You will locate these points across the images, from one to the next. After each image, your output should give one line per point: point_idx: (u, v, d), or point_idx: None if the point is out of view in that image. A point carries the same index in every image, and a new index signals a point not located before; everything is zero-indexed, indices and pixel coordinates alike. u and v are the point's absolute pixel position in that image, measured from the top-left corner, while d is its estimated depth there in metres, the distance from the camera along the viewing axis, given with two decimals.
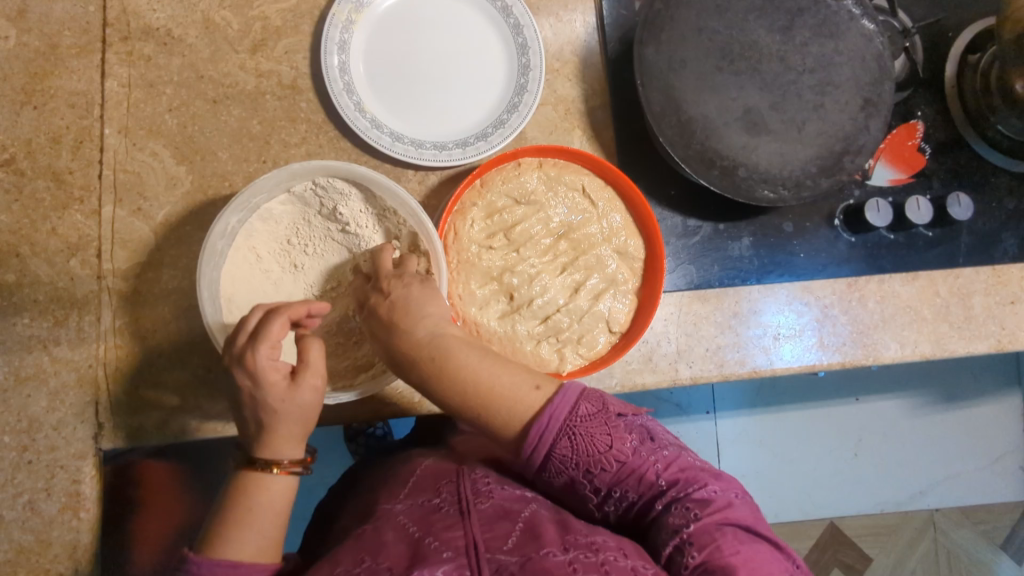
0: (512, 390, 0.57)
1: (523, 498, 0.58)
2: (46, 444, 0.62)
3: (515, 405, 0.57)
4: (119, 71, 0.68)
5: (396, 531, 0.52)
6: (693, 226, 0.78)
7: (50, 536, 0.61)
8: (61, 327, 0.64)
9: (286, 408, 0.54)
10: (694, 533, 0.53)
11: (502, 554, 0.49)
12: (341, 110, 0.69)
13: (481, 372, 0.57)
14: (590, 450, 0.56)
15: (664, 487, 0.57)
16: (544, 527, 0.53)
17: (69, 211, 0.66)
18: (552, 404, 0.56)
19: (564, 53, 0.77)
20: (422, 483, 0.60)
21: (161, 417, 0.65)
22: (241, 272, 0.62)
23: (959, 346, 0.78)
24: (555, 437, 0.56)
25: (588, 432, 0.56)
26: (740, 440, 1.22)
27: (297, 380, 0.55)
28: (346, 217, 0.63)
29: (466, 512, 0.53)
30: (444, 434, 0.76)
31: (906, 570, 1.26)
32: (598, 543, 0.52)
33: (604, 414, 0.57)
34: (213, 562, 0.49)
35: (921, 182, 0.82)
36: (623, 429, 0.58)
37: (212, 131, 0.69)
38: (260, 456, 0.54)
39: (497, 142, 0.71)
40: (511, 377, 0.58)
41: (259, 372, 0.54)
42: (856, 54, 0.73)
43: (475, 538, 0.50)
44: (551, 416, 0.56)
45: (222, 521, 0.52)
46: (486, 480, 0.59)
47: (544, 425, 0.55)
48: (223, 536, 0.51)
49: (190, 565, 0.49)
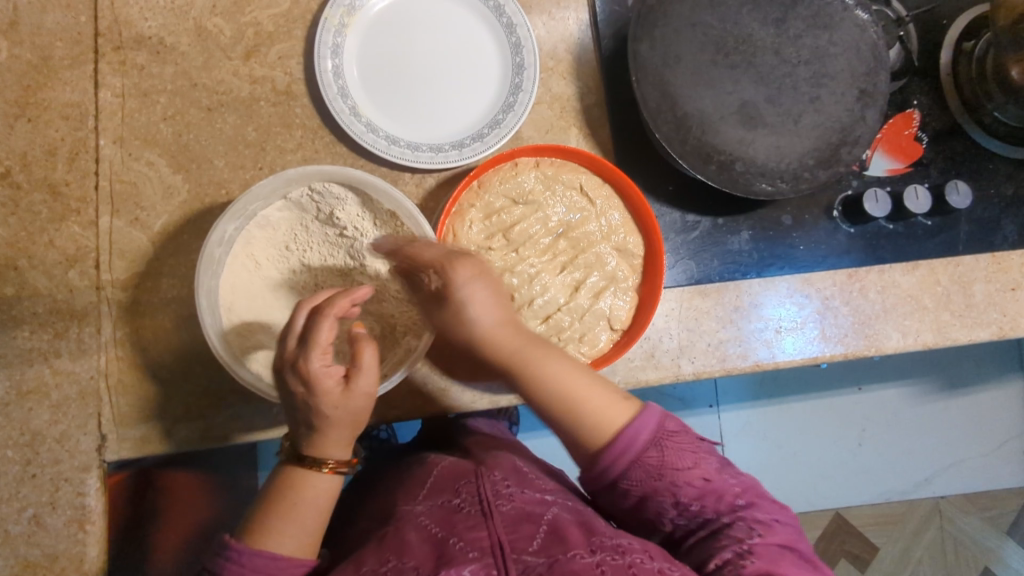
0: (595, 400, 0.57)
1: (544, 502, 0.57)
2: (49, 457, 0.62)
3: (596, 415, 0.56)
4: (112, 82, 0.68)
5: (418, 531, 0.52)
6: (692, 221, 0.78)
7: (56, 550, 0.61)
8: (61, 339, 0.63)
9: (340, 415, 0.53)
10: (758, 546, 0.55)
11: (529, 555, 0.49)
12: (336, 115, 0.68)
13: (561, 376, 0.57)
14: (677, 463, 0.57)
15: (738, 506, 0.58)
16: (568, 529, 0.53)
17: (66, 224, 0.65)
18: (643, 415, 0.57)
19: (558, 52, 0.76)
20: (440, 484, 0.59)
21: (164, 427, 0.65)
22: (241, 280, 0.62)
23: (962, 334, 0.77)
24: (644, 447, 0.56)
25: (677, 446, 0.57)
26: (745, 432, 1.23)
27: (350, 384, 0.53)
28: (343, 222, 0.63)
29: (489, 513, 0.53)
30: (457, 438, 0.76)
31: (913, 558, 1.25)
32: (624, 545, 0.52)
33: (689, 434, 0.59)
34: (253, 552, 0.52)
35: (918, 171, 0.82)
36: (706, 451, 0.59)
37: (208, 139, 0.69)
38: (305, 453, 0.55)
39: (493, 142, 0.71)
40: (601, 393, 0.57)
41: (311, 373, 0.52)
42: (850, 44, 0.73)
43: (501, 539, 0.50)
44: (643, 427, 0.56)
45: (265, 511, 0.54)
46: (506, 482, 0.58)
47: (636, 435, 0.56)
48: (266, 528, 0.53)
49: (230, 551, 0.51)
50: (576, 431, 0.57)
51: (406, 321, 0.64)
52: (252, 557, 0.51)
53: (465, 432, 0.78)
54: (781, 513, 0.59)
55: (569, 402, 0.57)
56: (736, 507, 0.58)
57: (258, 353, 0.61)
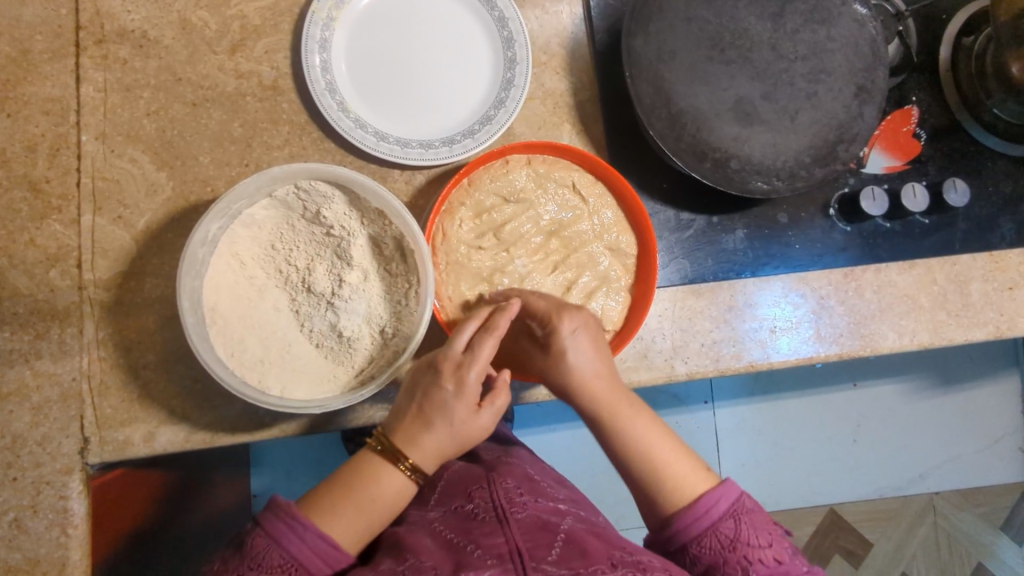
0: (678, 467, 0.59)
1: (558, 512, 0.57)
2: (30, 460, 0.61)
3: (676, 477, 0.59)
4: (94, 76, 0.66)
5: (433, 538, 0.53)
6: (686, 220, 0.77)
7: (38, 554, 0.60)
8: (42, 340, 0.62)
9: (459, 429, 0.57)
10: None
11: (548, 564, 0.48)
12: (324, 111, 0.67)
13: (649, 436, 0.60)
14: (753, 540, 0.55)
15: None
16: (586, 541, 0.52)
17: (47, 221, 0.64)
18: (725, 486, 0.57)
19: (551, 46, 0.75)
20: (452, 489, 0.60)
21: (148, 429, 0.64)
22: (226, 280, 0.61)
23: (958, 333, 0.77)
24: (721, 516, 0.56)
25: (754, 522, 0.56)
26: (740, 429, 1.22)
27: (480, 407, 0.57)
28: (330, 221, 0.61)
29: (505, 520, 0.52)
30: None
31: (907, 554, 1.25)
32: (645, 563, 0.51)
33: (766, 515, 0.57)
34: (317, 534, 0.53)
35: (916, 169, 0.80)
36: (781, 535, 0.57)
37: (192, 135, 0.68)
38: (399, 449, 0.56)
39: (484, 138, 0.70)
40: (683, 460, 0.60)
41: (465, 385, 0.56)
42: (849, 40, 0.72)
43: (518, 545, 0.49)
44: (723, 496, 0.57)
45: (339, 494, 0.56)
46: (519, 491, 0.58)
47: (715, 502, 0.56)
48: (336, 510, 0.55)
49: (299, 525, 0.53)
50: (652, 492, 0.59)
51: (393, 322, 0.62)
52: (316, 539, 0.53)
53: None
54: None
55: (651, 462, 0.59)
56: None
57: (241, 353, 0.59)
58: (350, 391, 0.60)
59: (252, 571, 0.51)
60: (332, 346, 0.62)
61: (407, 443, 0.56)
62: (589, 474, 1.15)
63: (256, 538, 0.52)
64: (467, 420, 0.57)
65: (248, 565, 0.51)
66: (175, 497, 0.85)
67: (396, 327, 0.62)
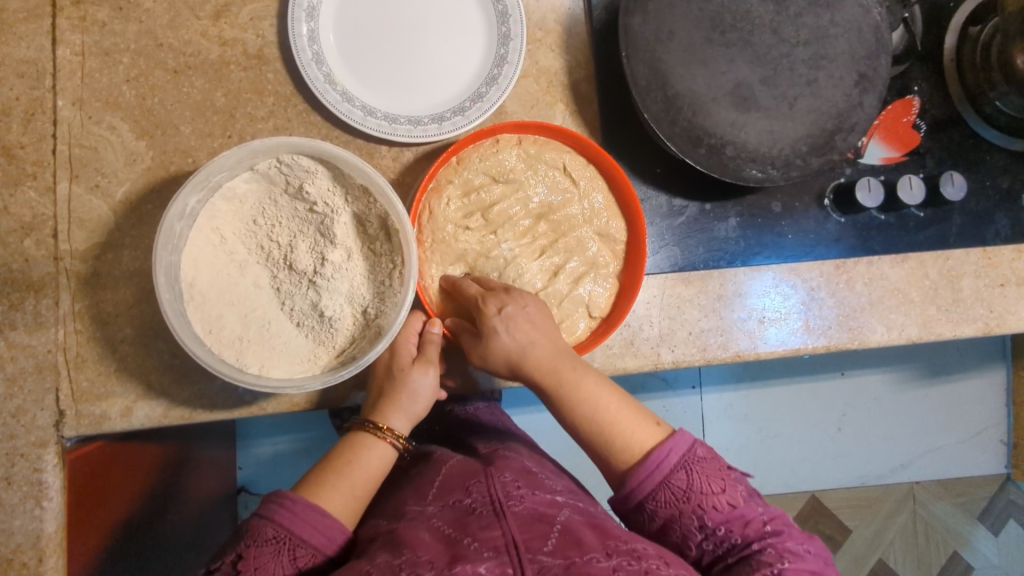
0: (636, 429, 0.59)
1: (556, 504, 0.57)
2: (5, 432, 0.60)
3: (635, 436, 0.59)
4: (71, 38, 0.64)
5: (431, 531, 0.52)
6: (679, 206, 0.76)
7: (12, 525, 0.60)
8: (16, 311, 0.61)
9: (401, 382, 0.63)
10: (788, 571, 0.52)
11: (544, 555, 0.48)
12: (310, 83, 0.65)
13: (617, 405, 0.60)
14: (706, 488, 0.56)
15: (767, 532, 0.55)
16: (582, 532, 0.52)
17: (21, 189, 0.62)
18: (672, 438, 0.58)
19: (547, 22, 0.73)
20: (450, 483, 0.60)
21: (124, 404, 0.63)
22: (205, 255, 0.59)
23: (947, 329, 0.76)
24: (673, 468, 0.56)
25: (705, 471, 0.56)
26: (727, 414, 1.22)
27: (414, 363, 0.64)
28: (313, 197, 0.60)
29: (502, 513, 0.53)
30: (460, 437, 0.79)
31: (885, 542, 1.26)
32: (640, 551, 0.51)
33: (718, 461, 0.58)
34: (306, 504, 0.54)
35: (914, 161, 0.79)
36: (735, 479, 0.58)
37: (173, 103, 0.66)
38: (372, 419, 0.62)
39: (475, 117, 0.68)
40: (632, 415, 0.60)
41: (397, 345, 0.65)
42: (852, 25, 0.70)
43: (514, 538, 0.49)
44: (672, 449, 0.57)
45: (324, 477, 0.58)
46: (517, 484, 0.58)
47: (664, 456, 0.57)
48: (320, 491, 0.57)
49: (286, 498, 0.54)
50: (604, 452, 0.59)
51: (376, 302, 0.61)
52: (305, 508, 0.54)
53: (466, 429, 0.80)
54: (811, 543, 0.57)
55: (599, 424, 0.59)
56: (764, 532, 0.55)
57: (219, 330, 0.58)
58: (330, 372, 0.59)
59: (249, 547, 0.52)
60: (313, 324, 0.61)
61: (383, 412, 0.62)
62: (574, 457, 1.15)
63: (249, 521, 0.54)
64: (421, 380, 0.64)
65: (245, 543, 0.52)
66: (174, 473, 0.86)
67: (378, 308, 0.61)
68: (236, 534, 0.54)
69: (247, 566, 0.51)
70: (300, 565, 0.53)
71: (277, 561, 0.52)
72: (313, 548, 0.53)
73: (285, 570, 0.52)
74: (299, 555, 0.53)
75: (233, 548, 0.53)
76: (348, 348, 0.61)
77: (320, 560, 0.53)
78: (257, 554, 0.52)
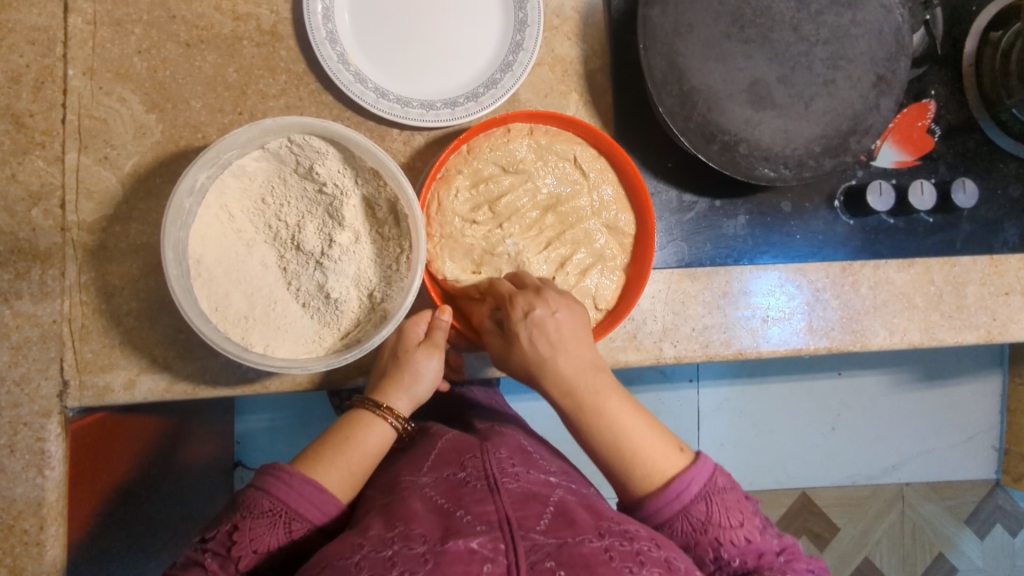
0: (654, 454, 0.58)
1: (549, 484, 0.57)
2: (9, 400, 0.61)
3: (656, 462, 0.58)
4: (83, 6, 0.63)
5: (424, 501, 0.53)
6: (688, 201, 0.76)
7: (13, 493, 0.61)
8: (22, 280, 0.61)
9: (409, 365, 0.63)
10: None
11: (537, 534, 0.48)
12: (324, 62, 0.64)
13: (629, 423, 0.59)
14: (724, 521, 0.56)
15: (779, 562, 0.56)
16: (575, 513, 0.52)
17: (29, 157, 0.62)
18: (693, 468, 0.57)
19: (565, 10, 0.72)
20: (444, 457, 0.61)
21: (128, 376, 0.63)
22: (213, 232, 0.59)
23: (948, 336, 0.76)
24: (692, 499, 0.56)
25: (724, 503, 0.56)
26: (723, 409, 1.23)
27: (423, 348, 0.64)
28: (322, 177, 0.59)
29: (496, 488, 0.53)
30: (459, 413, 0.79)
31: (871, 541, 1.27)
32: (632, 532, 0.51)
33: (737, 492, 0.58)
34: (303, 480, 0.55)
35: (927, 166, 0.79)
36: (752, 510, 0.58)
37: (185, 77, 0.65)
38: (374, 399, 0.63)
39: (487, 103, 0.67)
40: (654, 440, 0.58)
41: (407, 330, 0.65)
42: (873, 26, 0.69)
43: (507, 514, 0.49)
44: (692, 480, 0.56)
45: (322, 451, 0.58)
46: (512, 462, 0.59)
47: (684, 487, 0.56)
48: (316, 467, 0.57)
49: (285, 474, 0.54)
50: (624, 478, 0.58)
51: (382, 287, 0.61)
52: (302, 483, 0.54)
53: (464, 407, 0.80)
54: (813, 565, 0.59)
55: (624, 450, 0.58)
56: (776, 562, 0.56)
57: (225, 308, 0.58)
58: (333, 355, 0.59)
59: (244, 519, 0.52)
60: (318, 306, 0.61)
61: (385, 393, 0.63)
62: (569, 446, 1.16)
63: (245, 492, 0.54)
64: (426, 365, 0.63)
65: (241, 514, 0.53)
66: (171, 445, 0.86)
67: (385, 292, 0.61)
68: (233, 504, 0.55)
69: (242, 537, 0.52)
70: (295, 537, 0.53)
71: (273, 533, 0.53)
72: (308, 521, 0.54)
73: (280, 542, 0.53)
74: (294, 528, 0.53)
75: (228, 517, 0.53)
76: (353, 333, 0.61)
77: (315, 534, 0.54)
78: (252, 525, 0.52)
